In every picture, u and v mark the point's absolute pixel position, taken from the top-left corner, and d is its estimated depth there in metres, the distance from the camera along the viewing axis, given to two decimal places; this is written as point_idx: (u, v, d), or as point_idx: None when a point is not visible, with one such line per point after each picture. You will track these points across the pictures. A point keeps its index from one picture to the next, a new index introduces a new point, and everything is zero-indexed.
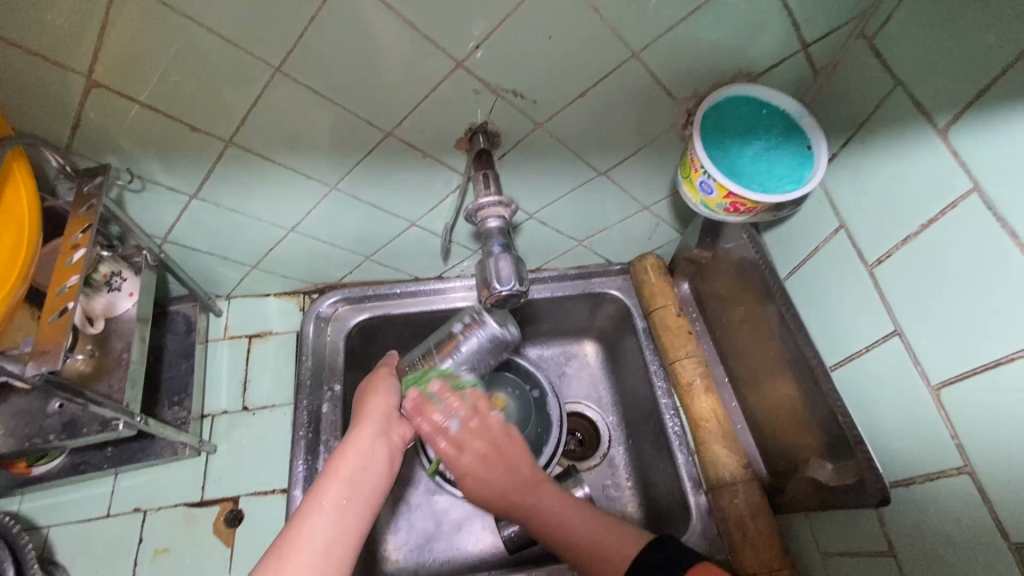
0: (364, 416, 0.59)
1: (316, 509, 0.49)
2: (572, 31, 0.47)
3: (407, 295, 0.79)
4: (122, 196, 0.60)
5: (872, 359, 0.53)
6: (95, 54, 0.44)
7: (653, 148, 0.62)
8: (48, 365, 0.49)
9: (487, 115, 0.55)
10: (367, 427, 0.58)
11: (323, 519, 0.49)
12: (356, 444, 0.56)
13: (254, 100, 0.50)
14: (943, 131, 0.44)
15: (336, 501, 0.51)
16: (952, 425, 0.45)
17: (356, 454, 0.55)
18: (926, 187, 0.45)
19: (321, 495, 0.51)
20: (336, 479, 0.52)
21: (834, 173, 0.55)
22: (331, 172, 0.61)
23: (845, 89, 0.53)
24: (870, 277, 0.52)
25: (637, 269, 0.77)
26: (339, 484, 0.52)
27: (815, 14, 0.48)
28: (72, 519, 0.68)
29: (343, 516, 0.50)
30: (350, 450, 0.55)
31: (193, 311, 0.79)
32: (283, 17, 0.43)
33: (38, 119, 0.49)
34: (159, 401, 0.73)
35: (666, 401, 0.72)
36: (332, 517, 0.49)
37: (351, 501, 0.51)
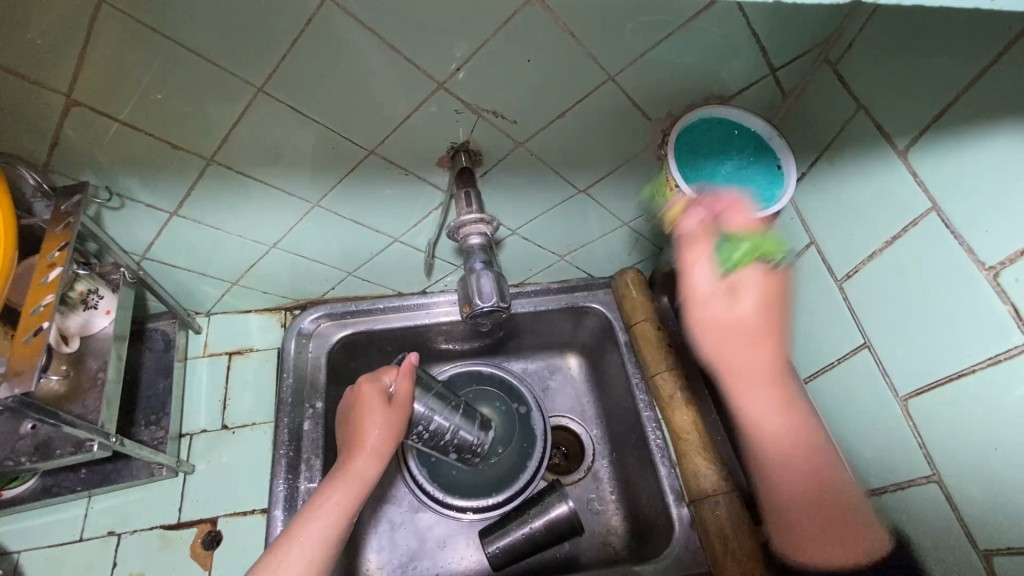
0: (363, 445, 0.60)
1: (305, 540, 0.54)
2: (550, 55, 0.48)
3: (390, 310, 0.79)
4: (100, 214, 0.59)
5: (843, 371, 0.55)
6: (76, 72, 0.44)
7: (631, 166, 0.64)
8: (21, 387, 0.48)
9: (468, 134, 0.56)
10: (365, 459, 0.59)
11: (311, 552, 0.54)
12: (354, 474, 0.58)
13: (236, 118, 0.51)
14: (903, 152, 0.46)
15: (323, 533, 0.55)
16: (920, 434, 0.47)
17: (353, 485, 0.58)
18: (891, 205, 0.47)
19: (311, 525, 0.55)
20: (328, 512, 0.56)
21: (804, 191, 0.57)
22: (313, 189, 0.61)
23: (812, 110, 0.55)
24: (840, 290, 0.54)
25: (618, 283, 0.78)
26: (330, 515, 0.56)
27: (781, 40, 0.50)
28: (43, 545, 0.66)
29: (328, 549, 0.55)
30: (346, 482, 0.58)
31: (172, 328, 0.78)
32: (265, 40, 0.44)
33: (16, 137, 0.48)
34: (136, 421, 0.72)
35: (649, 413, 0.73)
36: (319, 549, 0.54)
37: (338, 531, 0.56)
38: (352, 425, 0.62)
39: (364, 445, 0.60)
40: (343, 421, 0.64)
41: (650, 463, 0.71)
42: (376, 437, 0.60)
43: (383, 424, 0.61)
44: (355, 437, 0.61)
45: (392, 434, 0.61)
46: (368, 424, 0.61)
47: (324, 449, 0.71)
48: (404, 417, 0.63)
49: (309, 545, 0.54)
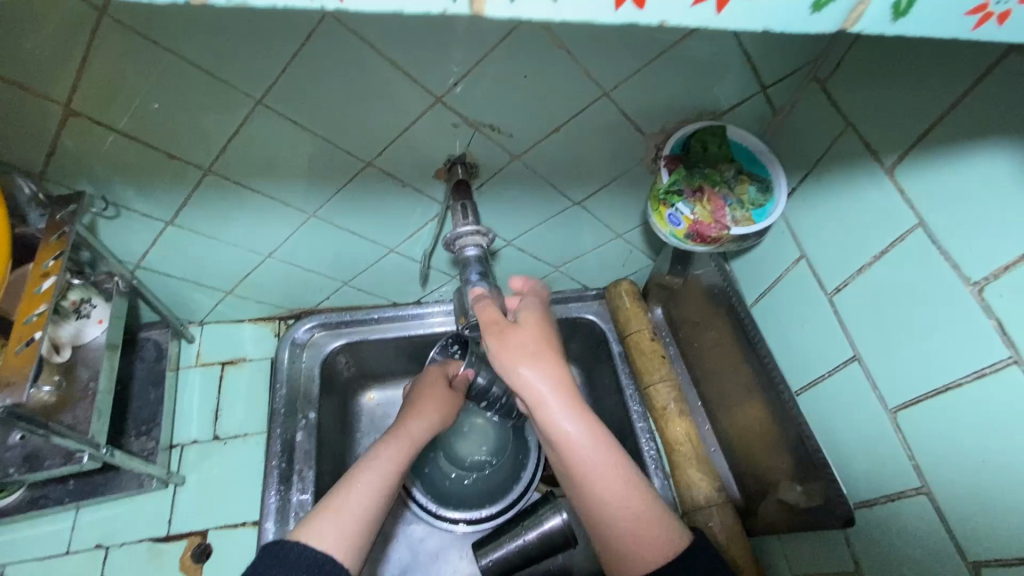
0: (418, 413, 0.65)
1: (362, 480, 0.55)
2: (547, 71, 0.49)
3: (385, 320, 0.80)
4: (95, 222, 0.59)
5: (833, 383, 0.55)
6: (75, 83, 0.44)
7: (625, 180, 0.64)
8: (14, 397, 0.48)
9: (465, 147, 0.57)
10: (419, 422, 0.64)
11: (367, 495, 0.54)
12: (406, 434, 0.62)
13: (234, 129, 0.51)
14: (890, 170, 0.47)
15: (379, 479, 0.55)
16: (909, 446, 0.47)
17: (405, 443, 0.61)
18: (880, 221, 0.48)
19: (366, 470, 0.56)
20: (387, 460, 0.58)
21: (794, 205, 0.58)
22: (310, 200, 0.62)
23: (801, 126, 0.56)
24: (830, 304, 0.55)
25: (612, 294, 0.79)
26: (387, 466, 0.57)
27: (771, 59, 0.51)
28: (27, 558, 0.65)
29: (382, 496, 0.55)
30: (401, 439, 0.61)
31: (164, 337, 0.78)
32: (266, 54, 0.44)
33: (12, 145, 0.48)
34: (126, 432, 0.71)
35: (643, 425, 0.73)
36: (373, 493, 0.54)
37: (393, 480, 0.57)
38: (411, 399, 0.68)
39: (421, 411, 0.65)
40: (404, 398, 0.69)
41: (643, 474, 0.71)
42: (430, 406, 0.66)
43: (439, 399, 0.67)
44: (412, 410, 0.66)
45: (443, 414, 0.67)
46: (425, 400, 0.67)
47: (317, 460, 0.71)
48: (455, 404, 0.69)
49: (364, 485, 0.54)
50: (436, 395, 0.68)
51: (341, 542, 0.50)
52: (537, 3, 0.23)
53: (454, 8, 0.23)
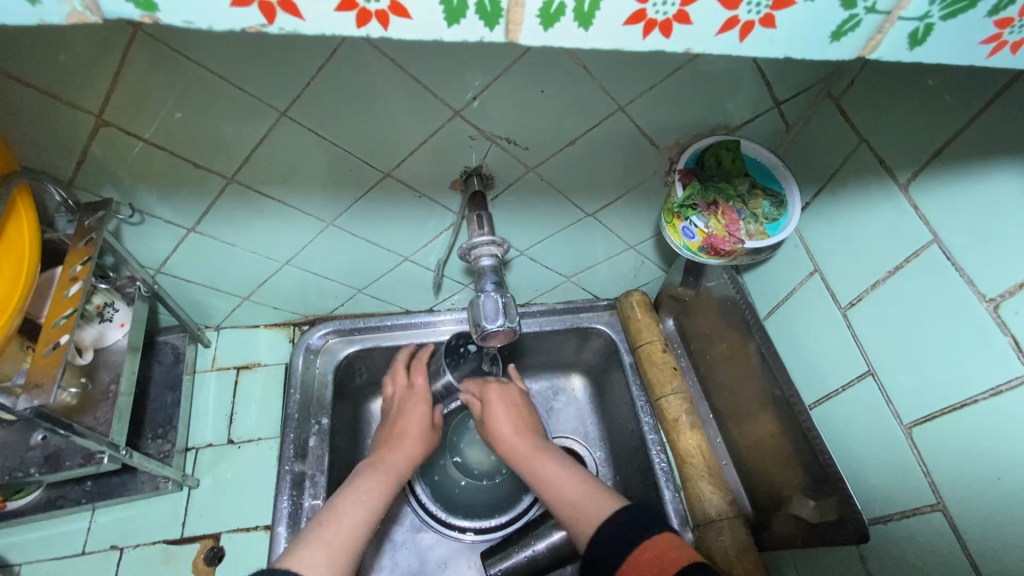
0: (396, 450, 0.68)
1: (344, 507, 0.57)
2: (563, 86, 0.50)
3: (397, 328, 0.81)
4: (120, 228, 0.60)
5: (847, 398, 0.55)
6: (104, 95, 0.46)
7: (639, 192, 0.65)
8: (41, 399, 0.49)
9: (481, 159, 0.58)
10: (399, 459, 0.67)
11: (353, 528, 0.56)
12: (386, 470, 0.64)
13: (257, 139, 0.52)
14: (905, 186, 0.47)
15: (361, 511, 0.58)
16: (924, 463, 0.47)
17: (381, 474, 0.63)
18: (895, 236, 0.48)
19: (348, 503, 0.58)
20: (367, 495, 0.60)
21: (807, 220, 0.59)
22: (329, 209, 0.63)
23: (814, 142, 0.56)
24: (844, 318, 0.55)
25: (623, 304, 0.79)
26: (367, 499, 0.59)
27: (786, 77, 0.51)
28: (44, 557, 0.66)
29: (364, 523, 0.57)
30: (380, 475, 0.63)
31: (182, 342, 0.79)
32: (290, 68, 0.45)
33: (45, 152, 0.50)
34: (143, 433, 0.72)
35: (653, 436, 0.73)
36: (358, 519, 0.57)
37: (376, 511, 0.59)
38: (389, 433, 0.70)
39: (400, 447, 0.68)
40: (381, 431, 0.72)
41: (654, 487, 0.70)
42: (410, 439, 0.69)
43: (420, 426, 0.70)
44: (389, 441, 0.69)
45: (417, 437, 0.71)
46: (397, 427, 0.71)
47: (329, 466, 0.72)
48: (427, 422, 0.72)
49: (343, 515, 0.56)
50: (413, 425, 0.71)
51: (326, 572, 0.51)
52: (568, 32, 0.25)
53: (490, 36, 0.25)
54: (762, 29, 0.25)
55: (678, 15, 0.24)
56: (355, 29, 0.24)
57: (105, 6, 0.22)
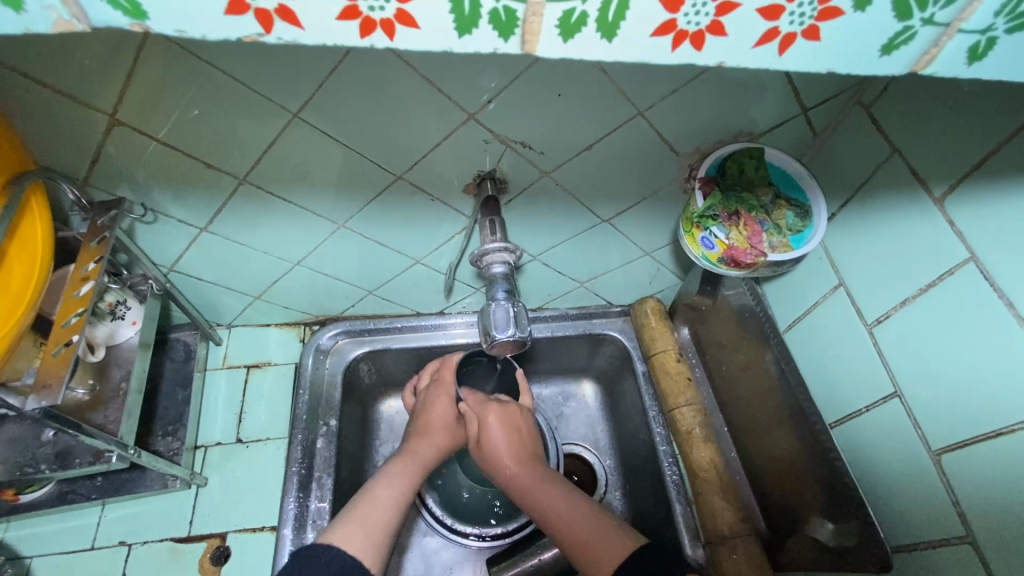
0: (426, 436, 0.66)
1: (378, 493, 0.58)
2: (582, 90, 0.48)
3: (408, 330, 0.80)
4: (133, 227, 0.60)
5: (871, 419, 0.53)
6: (120, 93, 0.45)
7: (656, 199, 0.63)
8: (49, 399, 0.49)
9: (495, 163, 0.56)
10: (427, 445, 0.65)
11: (387, 509, 0.56)
12: (414, 456, 0.63)
13: (269, 140, 0.52)
14: (939, 200, 0.45)
15: (394, 496, 0.58)
16: (953, 491, 0.45)
17: (411, 462, 0.63)
18: (928, 253, 0.46)
19: (382, 489, 0.58)
20: (398, 480, 0.60)
21: (832, 231, 0.56)
22: (341, 211, 0.62)
23: (842, 150, 0.54)
24: (869, 335, 0.52)
25: (637, 311, 0.78)
26: (400, 483, 0.60)
27: (814, 82, 0.49)
28: (55, 550, 0.67)
29: (398, 506, 0.57)
30: (409, 461, 0.63)
31: (193, 339, 0.79)
32: (303, 70, 0.45)
33: (58, 151, 0.50)
34: (153, 430, 0.73)
35: (665, 448, 0.71)
36: (394, 509, 0.57)
37: (407, 492, 0.59)
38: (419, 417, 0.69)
39: (430, 432, 0.67)
40: (411, 420, 0.70)
41: (665, 500, 0.69)
42: (438, 423, 0.67)
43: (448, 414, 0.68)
44: (421, 425, 0.68)
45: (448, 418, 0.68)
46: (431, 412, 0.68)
47: (336, 468, 0.71)
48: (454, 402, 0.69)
49: (381, 501, 0.57)
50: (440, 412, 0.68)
51: (368, 551, 0.52)
52: (588, 43, 0.23)
53: (504, 48, 0.24)
54: (806, 42, 0.23)
55: (710, 26, 0.23)
56: (360, 39, 0.23)
57: (94, 13, 0.21)
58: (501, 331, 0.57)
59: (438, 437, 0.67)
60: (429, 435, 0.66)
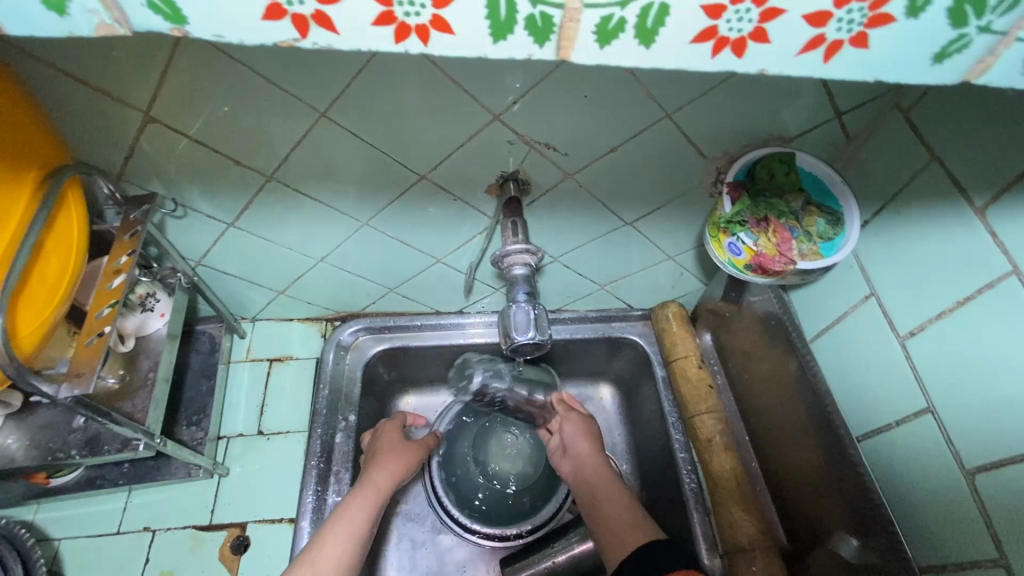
0: (382, 465, 0.68)
1: (337, 528, 0.59)
2: (610, 93, 0.48)
3: (427, 328, 0.81)
4: (164, 221, 0.62)
5: (901, 434, 0.51)
6: (154, 91, 0.46)
7: (681, 203, 0.62)
8: (82, 387, 0.50)
9: (519, 164, 0.56)
10: (383, 473, 0.67)
11: (342, 546, 0.58)
12: (373, 485, 0.65)
13: (297, 139, 0.53)
14: (980, 210, 0.43)
15: (348, 532, 0.59)
16: (987, 512, 0.44)
17: (373, 493, 0.64)
18: (968, 265, 0.44)
19: (340, 524, 0.60)
20: (355, 513, 0.61)
21: (864, 239, 0.55)
22: (364, 210, 0.63)
23: (877, 156, 0.52)
24: (901, 347, 0.51)
25: (658, 315, 0.77)
26: (357, 517, 0.61)
27: (851, 86, 0.48)
28: (83, 534, 0.69)
29: (354, 543, 0.58)
30: (367, 489, 0.64)
31: (218, 332, 0.81)
32: (332, 71, 0.45)
33: (94, 146, 0.51)
34: (178, 420, 0.74)
35: (684, 455, 0.70)
36: (350, 546, 0.58)
37: (364, 523, 0.61)
38: (373, 450, 0.70)
39: (385, 462, 0.68)
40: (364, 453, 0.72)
41: (682, 508, 0.68)
42: (392, 454, 0.69)
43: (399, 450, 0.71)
44: (376, 456, 0.69)
45: (405, 456, 0.71)
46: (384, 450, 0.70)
47: (354, 464, 0.72)
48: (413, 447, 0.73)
49: (340, 538, 0.58)
50: (393, 447, 0.71)
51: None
52: (626, 49, 0.23)
53: (540, 53, 0.23)
54: (855, 49, 0.23)
55: (755, 33, 0.22)
56: (394, 46, 0.23)
57: (137, 19, 0.22)
58: (524, 334, 0.57)
59: (395, 466, 0.68)
60: (383, 465, 0.68)
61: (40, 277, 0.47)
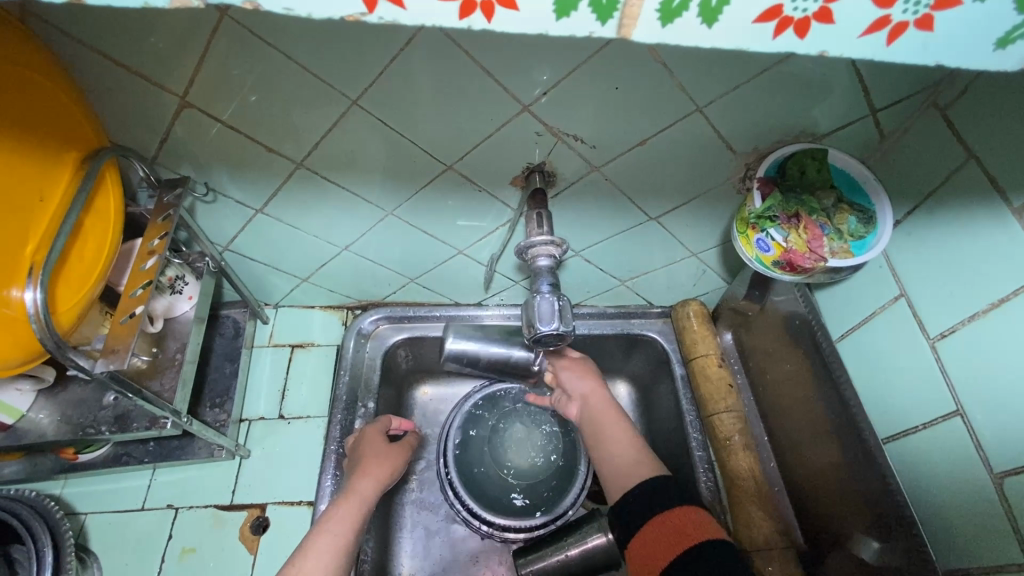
0: (366, 473, 0.64)
1: (317, 546, 0.56)
2: (640, 84, 0.47)
3: (446, 319, 0.81)
4: (194, 206, 0.63)
5: (928, 437, 0.51)
6: (190, 77, 0.47)
7: (707, 198, 0.62)
8: (117, 363, 0.51)
9: (545, 156, 0.56)
10: (368, 481, 0.64)
11: (323, 561, 0.55)
12: (356, 496, 0.62)
13: (326, 127, 0.53)
14: (1018, 210, 0.42)
15: (331, 544, 0.57)
16: (1015, 517, 0.43)
17: (356, 504, 0.61)
18: (1004, 267, 0.44)
19: (322, 539, 0.57)
20: (337, 525, 0.58)
21: (895, 239, 0.54)
22: (389, 199, 0.64)
23: (912, 154, 0.51)
24: (931, 350, 0.50)
25: (679, 313, 0.76)
26: (339, 529, 0.58)
27: (887, 82, 0.47)
28: (109, 509, 0.70)
29: (337, 561, 0.56)
30: (350, 500, 0.61)
31: (242, 317, 0.82)
32: (365, 58, 0.45)
33: (131, 129, 0.52)
34: (202, 401, 0.76)
35: (701, 453, 0.70)
36: (333, 560, 0.56)
37: (347, 536, 0.58)
38: (357, 456, 0.67)
39: (367, 468, 0.65)
40: (348, 459, 0.68)
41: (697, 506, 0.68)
42: (375, 459, 0.66)
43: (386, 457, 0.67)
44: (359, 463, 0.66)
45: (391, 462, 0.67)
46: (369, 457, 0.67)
47: None
48: (400, 454, 0.69)
49: (321, 552, 0.56)
50: (376, 451, 0.67)
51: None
52: (687, 28, 0.23)
53: (599, 32, 0.23)
54: (917, 32, 0.22)
55: (819, 13, 0.22)
56: (456, 20, 0.23)
57: None
58: (547, 320, 0.57)
59: (381, 472, 0.65)
60: (364, 473, 0.64)
61: (77, 258, 0.48)
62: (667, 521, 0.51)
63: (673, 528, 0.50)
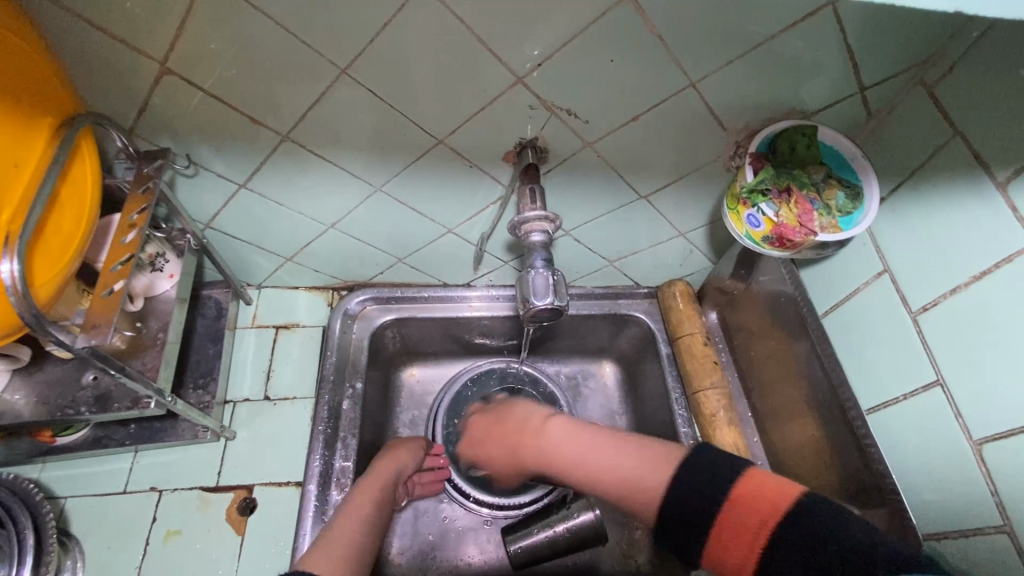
0: (388, 456, 0.69)
1: (346, 518, 0.59)
2: (635, 55, 0.47)
3: (434, 300, 0.81)
4: (174, 179, 0.61)
5: (907, 408, 0.52)
6: (169, 41, 0.45)
7: (698, 176, 0.62)
8: (99, 338, 0.50)
9: (538, 131, 0.56)
10: (391, 461, 0.67)
11: (349, 532, 0.57)
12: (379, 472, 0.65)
13: (315, 99, 0.52)
14: (1002, 185, 0.44)
15: (357, 513, 0.59)
16: (992, 481, 0.45)
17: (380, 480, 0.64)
18: (984, 241, 0.45)
19: (347, 513, 0.59)
20: (360, 501, 0.61)
21: (879, 216, 0.55)
22: (379, 174, 0.62)
23: (898, 133, 0.52)
24: (914, 323, 0.51)
25: (665, 293, 0.77)
26: (361, 503, 0.61)
27: (876, 59, 0.48)
28: (89, 493, 0.69)
29: (360, 528, 0.58)
30: (374, 480, 0.64)
31: (225, 297, 0.80)
32: (357, 23, 0.44)
33: (107, 97, 0.50)
34: (185, 382, 0.74)
35: (687, 430, 0.71)
36: (357, 529, 0.58)
37: (369, 508, 0.61)
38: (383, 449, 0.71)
39: (392, 454, 0.69)
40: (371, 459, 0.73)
41: None
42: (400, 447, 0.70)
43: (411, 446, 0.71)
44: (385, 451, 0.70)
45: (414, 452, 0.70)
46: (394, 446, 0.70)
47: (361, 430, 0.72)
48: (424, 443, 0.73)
49: (349, 521, 0.58)
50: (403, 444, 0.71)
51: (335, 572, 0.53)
52: None
53: None
54: None
55: None
56: None
57: None
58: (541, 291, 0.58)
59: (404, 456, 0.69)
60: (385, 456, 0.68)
61: (55, 229, 0.46)
62: (730, 532, 0.43)
63: (739, 530, 0.43)
